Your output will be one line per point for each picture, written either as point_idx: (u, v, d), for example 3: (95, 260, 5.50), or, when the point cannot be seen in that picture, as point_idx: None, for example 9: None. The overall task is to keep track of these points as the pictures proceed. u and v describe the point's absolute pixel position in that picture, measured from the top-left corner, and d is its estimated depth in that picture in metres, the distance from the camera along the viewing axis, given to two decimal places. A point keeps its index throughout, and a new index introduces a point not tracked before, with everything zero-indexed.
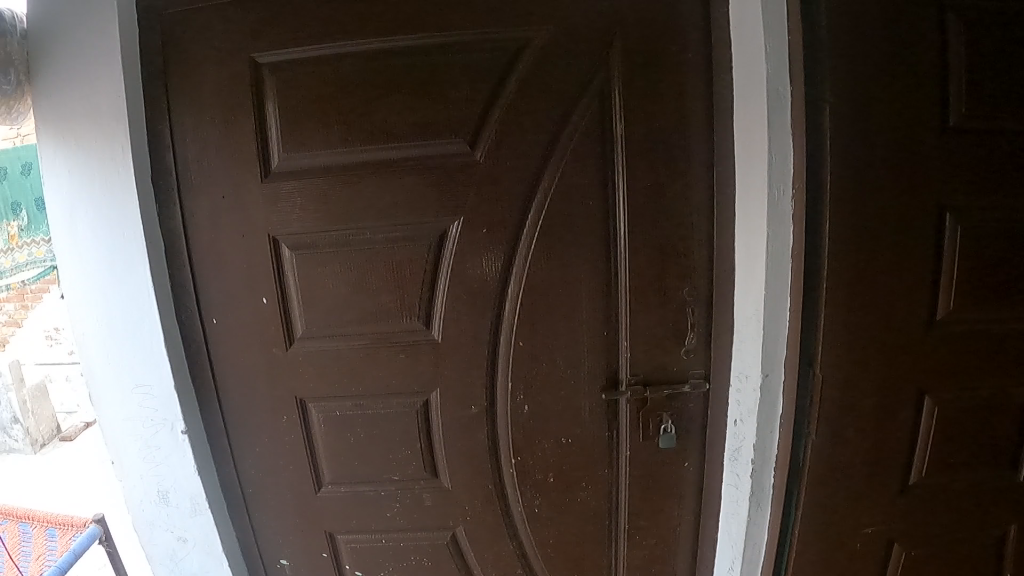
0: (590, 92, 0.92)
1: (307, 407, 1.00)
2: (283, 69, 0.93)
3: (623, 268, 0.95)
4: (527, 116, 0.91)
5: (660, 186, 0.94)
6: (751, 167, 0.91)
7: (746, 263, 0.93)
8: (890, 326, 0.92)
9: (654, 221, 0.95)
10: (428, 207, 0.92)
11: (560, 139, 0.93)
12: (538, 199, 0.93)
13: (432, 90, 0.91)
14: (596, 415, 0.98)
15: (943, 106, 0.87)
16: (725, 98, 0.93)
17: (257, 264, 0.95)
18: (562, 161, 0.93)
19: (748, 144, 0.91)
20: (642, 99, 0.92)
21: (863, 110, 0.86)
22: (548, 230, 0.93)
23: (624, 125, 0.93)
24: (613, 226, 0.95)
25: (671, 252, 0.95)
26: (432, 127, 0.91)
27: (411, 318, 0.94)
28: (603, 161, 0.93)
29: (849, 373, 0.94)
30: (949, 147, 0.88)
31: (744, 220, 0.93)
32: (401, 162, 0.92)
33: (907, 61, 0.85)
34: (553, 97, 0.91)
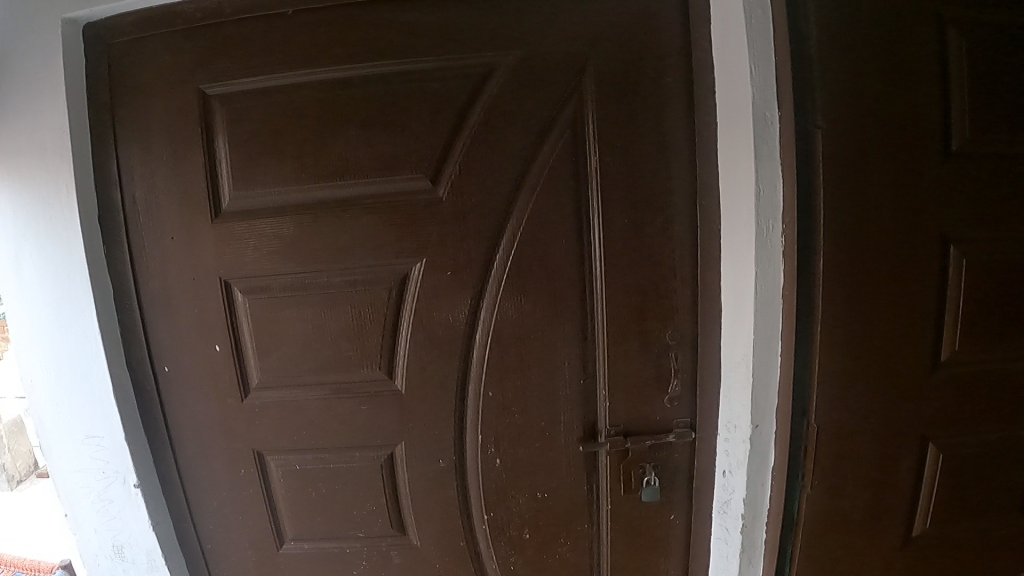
0: (560, 121, 0.86)
1: (266, 460, 0.93)
2: (233, 100, 0.87)
3: (599, 311, 0.88)
4: (494, 150, 0.85)
5: (638, 222, 0.87)
6: (737, 202, 0.83)
7: (735, 306, 0.86)
8: (890, 369, 0.85)
9: (633, 258, 0.88)
10: (387, 248, 0.86)
11: (529, 173, 0.86)
12: (507, 237, 0.87)
13: (390, 122, 0.85)
14: (574, 466, 0.91)
15: (945, 129, 0.80)
16: (708, 126, 0.86)
17: (208, 310, 0.89)
18: (532, 196, 0.86)
19: (733, 176, 0.84)
20: (618, 128, 0.85)
21: (861, 139, 0.78)
22: (518, 270, 0.86)
23: (598, 157, 0.86)
24: (588, 266, 0.88)
25: (652, 293, 0.88)
26: (392, 162, 0.85)
27: (371, 367, 0.88)
28: (577, 196, 0.87)
29: (847, 422, 0.86)
30: (953, 175, 0.80)
31: (730, 258, 0.86)
32: (359, 200, 0.86)
33: (904, 82, 0.78)
34: (521, 128, 0.85)
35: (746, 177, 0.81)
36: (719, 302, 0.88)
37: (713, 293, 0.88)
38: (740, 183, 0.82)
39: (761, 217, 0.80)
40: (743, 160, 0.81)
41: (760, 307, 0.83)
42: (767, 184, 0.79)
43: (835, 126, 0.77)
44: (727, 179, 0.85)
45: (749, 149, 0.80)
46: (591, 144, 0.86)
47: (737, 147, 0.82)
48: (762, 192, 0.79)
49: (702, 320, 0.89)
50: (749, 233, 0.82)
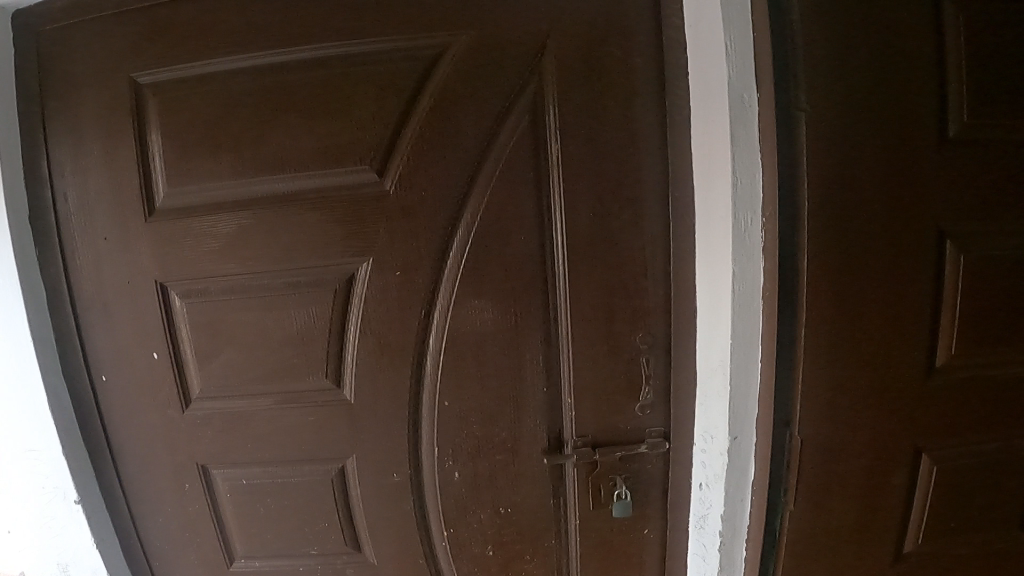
0: (519, 107, 0.78)
1: (211, 473, 0.87)
2: (166, 89, 0.81)
3: (564, 313, 0.81)
4: (445, 139, 0.78)
5: (606, 217, 0.80)
6: (711, 194, 0.76)
7: (712, 307, 0.79)
8: (880, 376, 0.78)
9: (600, 256, 0.81)
10: (332, 248, 0.79)
11: (483, 164, 0.79)
12: (461, 234, 0.80)
13: (334, 110, 0.78)
14: (538, 479, 0.86)
15: (941, 113, 0.72)
16: (682, 112, 0.78)
17: (144, 315, 0.83)
18: (488, 189, 0.79)
19: (710, 167, 0.76)
20: (583, 114, 0.78)
21: (848, 123, 0.70)
22: (474, 270, 0.80)
23: (561, 146, 0.79)
24: (550, 265, 0.81)
25: (621, 293, 0.82)
26: (337, 154, 0.79)
27: (319, 375, 0.82)
28: (539, 189, 0.80)
29: (834, 433, 0.79)
30: (949, 163, 0.73)
31: (703, 255, 0.79)
32: (300, 194, 0.80)
33: (897, 61, 0.70)
34: (475, 114, 0.78)
35: (722, 168, 0.74)
36: (693, 301, 0.82)
37: (688, 294, 0.82)
38: (716, 173, 0.75)
39: (738, 210, 0.73)
40: (714, 149, 0.75)
41: (738, 308, 0.76)
42: (745, 174, 0.72)
43: (822, 111, 0.69)
44: (700, 169, 0.78)
45: (725, 137, 0.73)
46: (553, 132, 0.79)
47: (711, 133, 0.75)
48: (740, 183, 0.73)
49: (673, 322, 0.83)
50: (727, 229, 0.75)
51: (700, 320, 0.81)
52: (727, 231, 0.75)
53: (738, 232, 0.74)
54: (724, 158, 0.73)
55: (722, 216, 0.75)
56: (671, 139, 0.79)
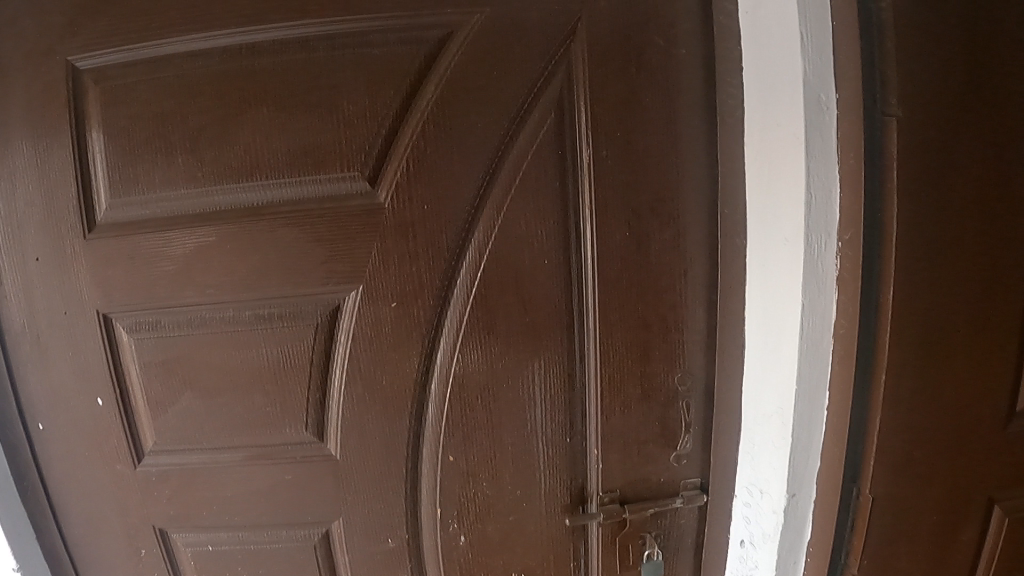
0: (542, 102, 0.65)
1: (170, 536, 0.74)
2: (111, 77, 0.66)
3: (591, 350, 0.68)
4: (454, 139, 0.65)
5: (642, 235, 0.68)
6: (773, 213, 0.64)
7: (769, 345, 0.67)
8: (978, 436, 0.62)
9: (634, 283, 0.68)
10: (311, 274, 0.65)
11: (497, 170, 0.66)
12: (470, 257, 0.66)
13: (317, 105, 0.65)
14: (558, 542, 0.73)
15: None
16: (734, 113, 0.66)
17: (87, 353, 0.68)
18: (505, 202, 0.66)
19: (774, 180, 0.64)
20: (618, 112, 0.66)
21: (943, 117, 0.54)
22: (486, 300, 0.67)
23: (592, 150, 0.67)
24: (575, 293, 0.68)
25: (658, 325, 0.69)
26: (319, 159, 0.65)
27: (296, 428, 0.68)
28: (563, 201, 0.67)
29: (916, 510, 0.64)
30: None
31: (758, 282, 0.67)
32: (273, 207, 0.65)
33: None
34: (490, 111, 0.65)
35: (794, 183, 0.62)
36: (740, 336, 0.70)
37: (735, 327, 0.70)
38: (780, 189, 0.63)
39: (810, 234, 0.61)
40: (789, 159, 0.62)
41: (807, 349, 0.64)
42: (820, 190, 0.60)
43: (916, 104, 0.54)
44: (755, 183, 0.66)
45: (797, 145, 0.61)
46: (582, 133, 0.66)
47: (774, 141, 0.63)
48: (814, 202, 0.60)
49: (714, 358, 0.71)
50: (795, 256, 0.63)
51: (750, 358, 0.69)
52: (794, 257, 0.63)
53: (810, 260, 0.62)
54: (795, 171, 0.61)
55: (787, 239, 0.63)
56: (720, 144, 0.67)
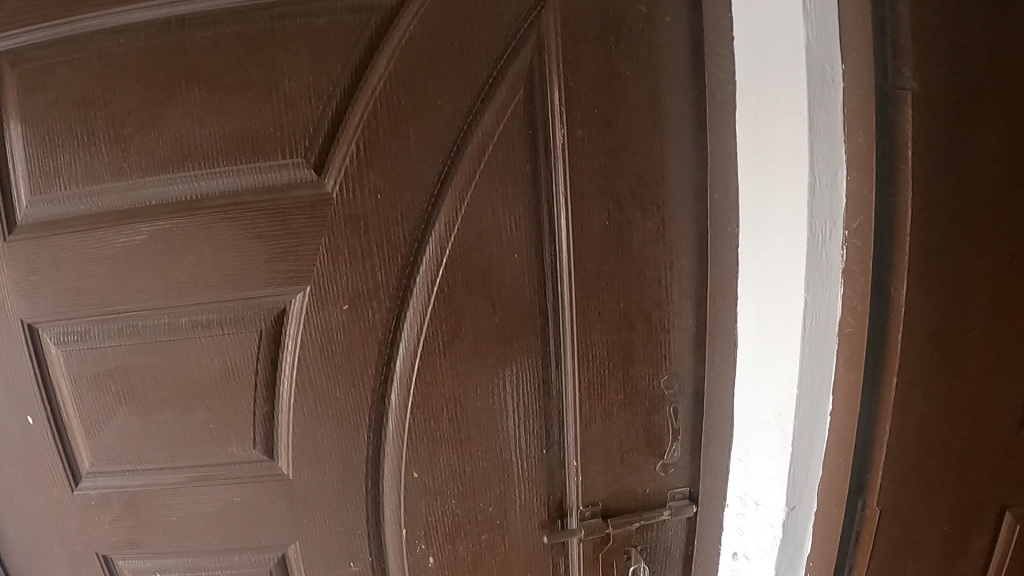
0: (508, 76, 0.58)
1: (115, 563, 0.67)
2: (24, 57, 0.58)
3: (568, 349, 0.62)
4: (410, 119, 0.58)
5: (623, 223, 0.62)
6: (770, 198, 0.58)
7: (766, 343, 0.61)
8: (1007, 447, 0.54)
9: (614, 278, 0.62)
10: (253, 274, 0.59)
11: (459, 153, 0.59)
12: (431, 254, 0.59)
13: (257, 84, 0.58)
14: (536, 561, 0.67)
15: None
16: (726, 85, 0.59)
17: (12, 368, 0.62)
18: (469, 191, 0.59)
19: (769, 163, 0.58)
20: (595, 87, 0.60)
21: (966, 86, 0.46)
22: (450, 300, 0.60)
23: (566, 130, 0.60)
24: (550, 288, 0.62)
25: (642, 324, 0.63)
26: (260, 145, 0.58)
27: (243, 447, 0.61)
28: (534, 186, 0.61)
29: (932, 529, 0.56)
30: None
31: (751, 273, 0.61)
32: (211, 200, 0.59)
33: None
34: (449, 87, 0.58)
35: (796, 164, 0.56)
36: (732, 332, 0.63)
37: (728, 322, 0.63)
38: (779, 170, 0.57)
39: (814, 221, 0.55)
40: (788, 137, 0.56)
41: (811, 348, 0.57)
42: (825, 171, 0.53)
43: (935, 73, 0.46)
44: (745, 166, 0.60)
45: (801, 121, 0.54)
46: (554, 110, 0.59)
47: (772, 117, 0.57)
48: (819, 185, 0.54)
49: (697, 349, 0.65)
50: (798, 246, 0.57)
51: (743, 356, 0.63)
52: (795, 247, 0.57)
53: (814, 250, 0.55)
54: (799, 150, 0.55)
55: (786, 227, 0.57)
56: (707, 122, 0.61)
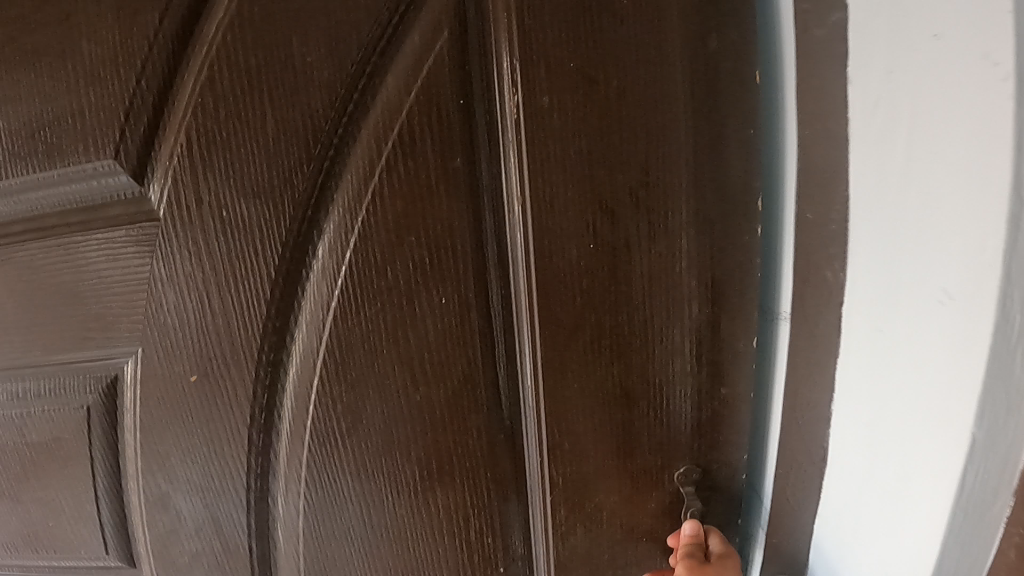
0: (423, 15, 0.37)
1: None
2: None
3: (530, 429, 0.42)
4: (271, 92, 0.38)
5: (618, 244, 0.40)
6: (908, 223, 0.28)
7: (888, 482, 0.31)
8: None
9: (599, 324, 0.41)
10: (69, 330, 0.41)
11: (349, 142, 0.38)
12: (314, 299, 0.40)
13: (48, 51, 0.37)
14: None
15: None
16: (831, 14, 0.31)
17: None
18: (366, 201, 0.39)
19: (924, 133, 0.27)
20: (568, 28, 0.37)
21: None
22: (346, 364, 0.41)
23: (521, 98, 0.38)
24: (500, 341, 0.41)
25: (642, 392, 0.42)
26: (50, 142, 0.38)
27: (94, 549, 0.45)
28: (472, 192, 0.39)
29: None
30: None
31: (860, 348, 0.33)
32: (8, 224, 0.41)
33: None
34: (332, 35, 0.37)
35: (985, 170, 0.24)
36: (820, 430, 0.37)
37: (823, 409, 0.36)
38: (939, 165, 0.26)
39: (1011, 292, 0.23)
40: (979, 106, 0.24)
41: (962, 526, 0.26)
42: None
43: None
44: (863, 146, 0.31)
45: (1005, 86, 0.23)
46: (503, 66, 0.37)
47: (934, 70, 0.26)
48: None
49: (758, 403, 0.43)
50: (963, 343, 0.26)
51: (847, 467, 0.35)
52: (954, 341, 0.26)
53: (1002, 353, 0.24)
54: (989, 141, 0.24)
55: (946, 295, 0.26)
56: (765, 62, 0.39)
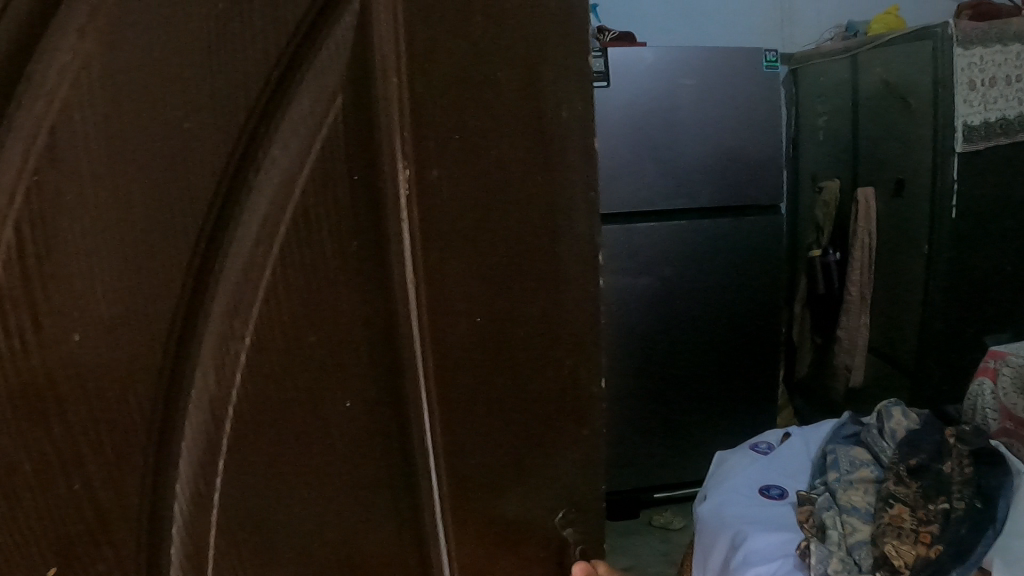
0: (316, 73, 0.30)
1: None
2: None
3: (437, 536, 0.38)
4: (133, 173, 0.29)
5: (496, 336, 0.36)
6: None
7: None
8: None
9: (478, 410, 0.36)
10: None
11: (227, 233, 0.30)
12: (202, 425, 0.32)
13: None
14: None
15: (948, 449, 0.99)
16: None
17: None
18: (256, 300, 0.32)
19: None
20: (450, 84, 0.32)
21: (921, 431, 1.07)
22: (249, 488, 0.34)
23: (414, 168, 0.32)
24: (396, 440, 0.36)
25: (530, 469, 0.39)
26: None
27: None
28: (365, 284, 0.33)
29: None
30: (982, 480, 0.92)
31: None
32: None
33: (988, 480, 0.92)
34: (215, 90, 0.29)
35: None
36: None
37: None
38: None
39: None
40: None
41: None
42: None
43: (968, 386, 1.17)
44: None
45: None
46: (396, 136, 0.32)
47: None
48: None
49: None
50: None
51: None
52: None
53: None
54: None
55: None
56: None
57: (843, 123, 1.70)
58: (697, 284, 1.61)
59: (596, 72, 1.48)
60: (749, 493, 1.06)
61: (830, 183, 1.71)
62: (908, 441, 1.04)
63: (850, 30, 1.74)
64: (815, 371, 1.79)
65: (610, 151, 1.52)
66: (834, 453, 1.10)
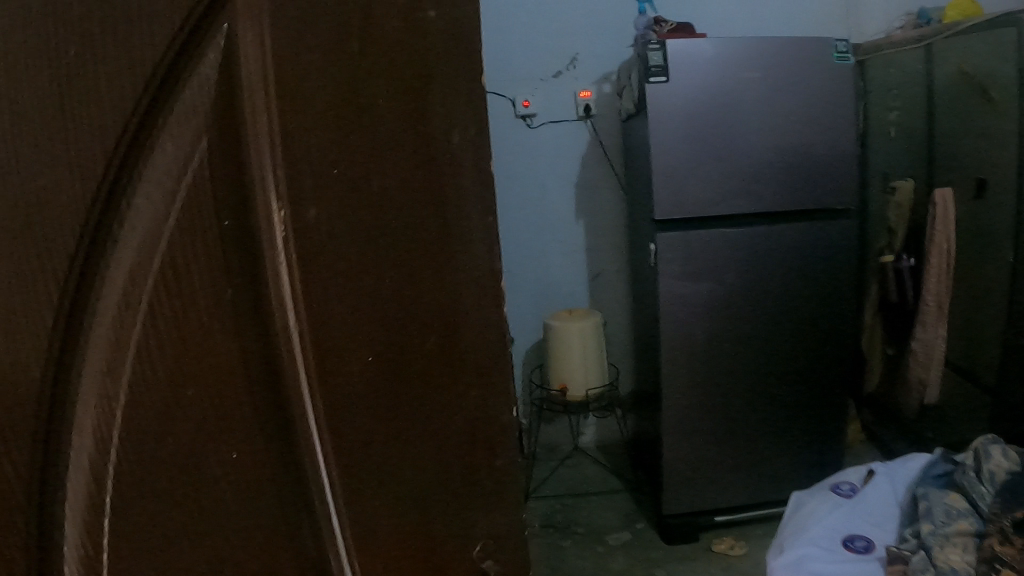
0: (178, 120, 0.29)
1: None
2: None
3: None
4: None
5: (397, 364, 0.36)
6: None
7: None
8: None
9: (380, 438, 0.37)
10: None
11: (92, 294, 0.29)
12: (77, 490, 0.30)
13: None
14: None
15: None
16: None
17: None
18: (130, 350, 0.31)
19: None
20: (322, 118, 0.32)
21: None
22: (128, 553, 0.32)
23: (291, 205, 0.32)
24: (293, 484, 0.35)
25: (436, 496, 0.39)
26: None
27: None
28: (246, 325, 0.33)
29: None
30: None
31: None
32: None
33: None
34: (70, 140, 0.28)
35: None
36: None
37: None
38: None
39: None
40: None
41: None
42: None
43: None
44: None
45: None
46: (268, 171, 0.31)
47: None
48: None
49: None
50: None
51: None
52: None
53: None
54: None
55: None
56: None
57: (917, 119, 1.61)
58: (763, 294, 1.51)
59: (654, 65, 1.41)
60: (829, 546, 0.99)
61: (905, 180, 1.57)
62: (1008, 486, 0.94)
63: (923, 18, 1.67)
64: (885, 383, 1.71)
65: (669, 150, 1.43)
66: (926, 501, 1.00)
